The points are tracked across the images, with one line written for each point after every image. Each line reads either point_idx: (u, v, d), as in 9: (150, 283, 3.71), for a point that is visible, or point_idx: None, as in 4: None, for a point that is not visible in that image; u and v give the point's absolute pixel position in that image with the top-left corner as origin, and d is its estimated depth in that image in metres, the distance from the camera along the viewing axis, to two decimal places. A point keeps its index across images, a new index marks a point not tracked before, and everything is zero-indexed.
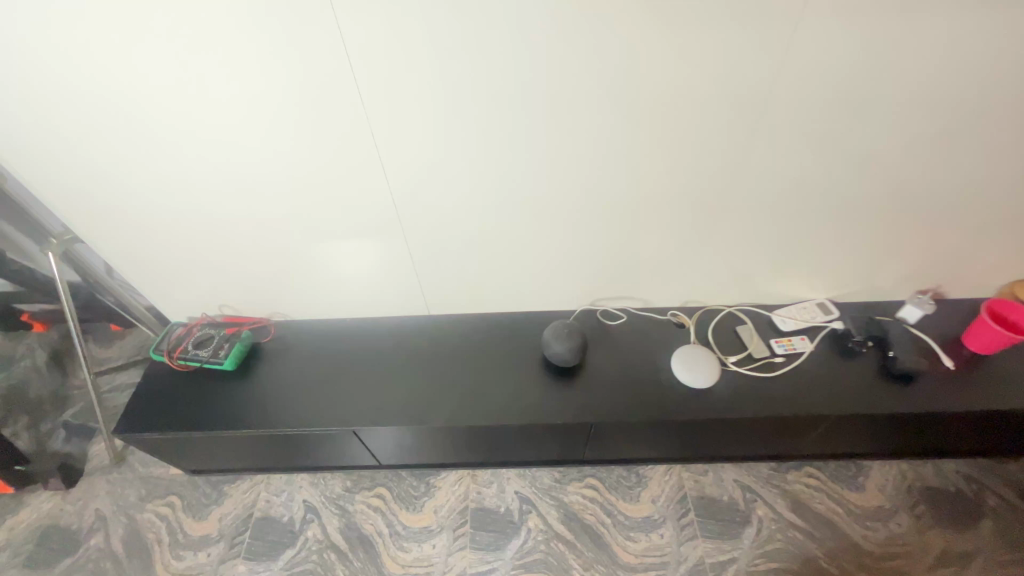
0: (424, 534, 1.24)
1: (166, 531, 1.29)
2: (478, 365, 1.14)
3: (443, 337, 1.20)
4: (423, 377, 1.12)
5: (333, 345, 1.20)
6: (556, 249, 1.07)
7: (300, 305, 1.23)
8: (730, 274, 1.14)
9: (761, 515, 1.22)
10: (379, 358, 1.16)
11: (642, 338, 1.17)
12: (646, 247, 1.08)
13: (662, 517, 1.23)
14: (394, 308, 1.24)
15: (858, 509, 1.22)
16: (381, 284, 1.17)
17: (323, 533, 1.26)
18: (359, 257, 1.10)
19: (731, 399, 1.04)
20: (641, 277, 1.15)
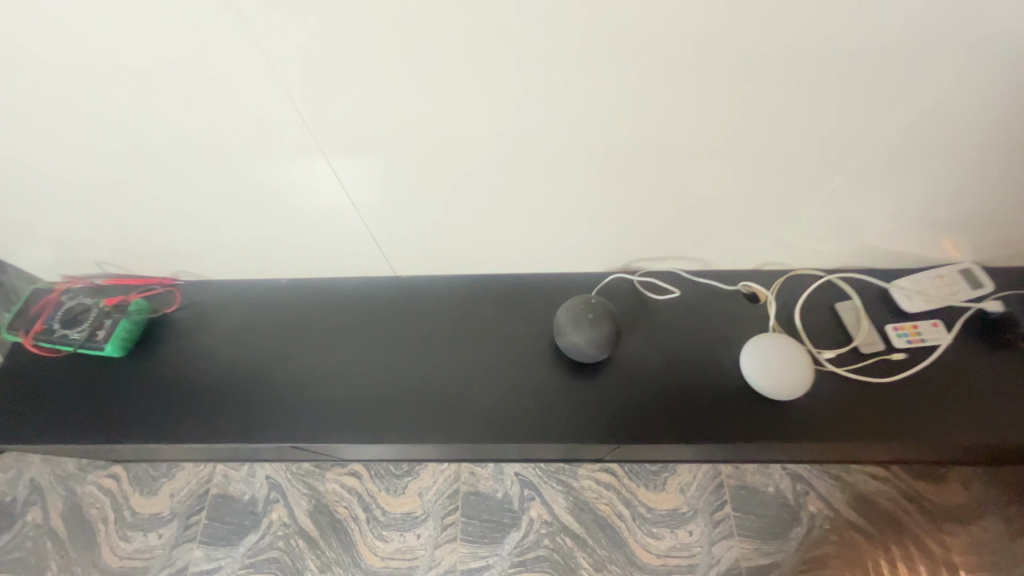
0: (407, 522, 1.05)
1: (111, 508, 1.11)
2: (477, 351, 0.89)
3: (434, 307, 0.94)
4: (403, 369, 0.88)
5: (294, 322, 0.96)
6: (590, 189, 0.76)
7: (251, 260, 0.95)
8: (831, 235, 0.83)
9: (813, 512, 1.00)
10: (360, 335, 0.92)
11: (698, 316, 0.90)
12: (724, 200, 0.77)
13: (692, 510, 1.02)
14: (352, 264, 0.95)
15: (936, 509, 1.00)
16: (341, 231, 0.86)
17: (290, 516, 1.07)
18: (307, 195, 0.78)
19: (815, 405, 0.80)
20: (705, 234, 0.84)
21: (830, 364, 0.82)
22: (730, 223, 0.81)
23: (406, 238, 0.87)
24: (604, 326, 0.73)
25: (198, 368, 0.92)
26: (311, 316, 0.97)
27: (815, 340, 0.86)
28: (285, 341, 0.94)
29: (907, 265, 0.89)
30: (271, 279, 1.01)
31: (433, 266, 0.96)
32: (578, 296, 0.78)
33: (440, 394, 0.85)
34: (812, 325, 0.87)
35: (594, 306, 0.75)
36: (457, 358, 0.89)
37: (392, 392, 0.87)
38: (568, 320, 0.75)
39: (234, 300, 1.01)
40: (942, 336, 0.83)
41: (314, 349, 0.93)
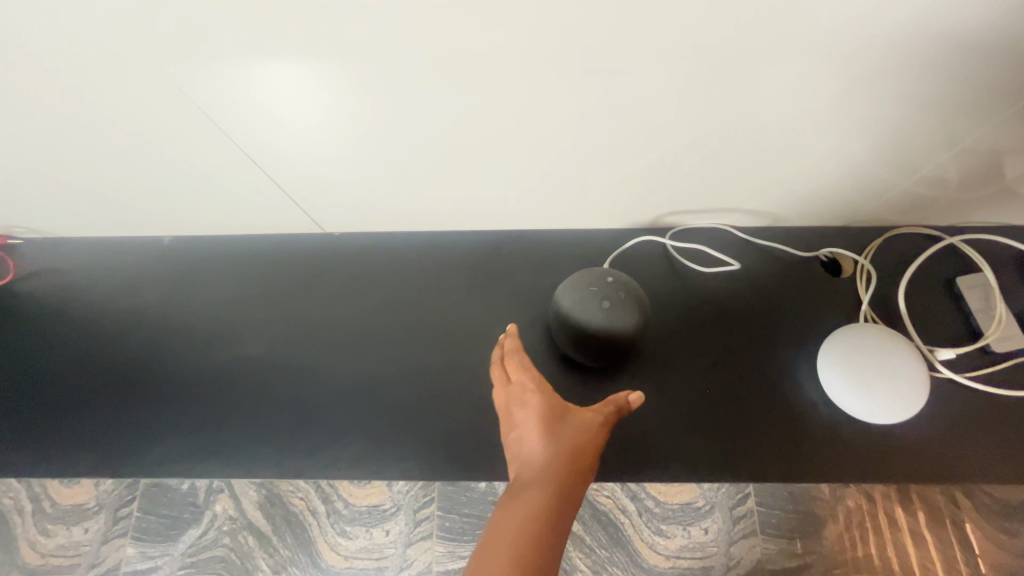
0: (374, 516, 0.89)
1: (26, 498, 0.94)
2: (442, 335, 0.63)
3: (389, 268, 0.67)
4: (335, 369, 0.62)
5: (187, 294, 0.68)
6: (610, 95, 0.46)
7: (123, 218, 0.66)
8: (971, 187, 0.55)
9: (851, 508, 0.85)
10: (283, 312, 0.65)
11: (754, 297, 0.62)
12: (827, 133, 0.49)
13: (709, 505, 0.86)
14: (258, 220, 0.66)
15: (995, 505, 0.85)
16: (230, 161, 0.55)
17: (237, 509, 0.91)
18: (170, 105, 0.48)
19: (921, 424, 0.55)
20: (781, 172, 0.54)
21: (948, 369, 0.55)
22: (826, 156, 0.52)
23: (340, 177, 0.58)
24: (625, 321, 0.51)
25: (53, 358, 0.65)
26: (205, 290, 0.67)
27: (933, 329, 0.59)
28: (166, 326, 0.65)
29: None
30: (144, 235, 0.70)
31: (379, 224, 0.67)
32: (586, 271, 0.53)
33: (386, 402, 0.60)
34: (922, 306, 0.59)
35: (609, 289, 0.51)
36: (413, 351, 0.62)
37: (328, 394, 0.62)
38: (570, 310, 0.52)
39: (96, 263, 0.69)
40: None
41: (205, 340, 0.64)
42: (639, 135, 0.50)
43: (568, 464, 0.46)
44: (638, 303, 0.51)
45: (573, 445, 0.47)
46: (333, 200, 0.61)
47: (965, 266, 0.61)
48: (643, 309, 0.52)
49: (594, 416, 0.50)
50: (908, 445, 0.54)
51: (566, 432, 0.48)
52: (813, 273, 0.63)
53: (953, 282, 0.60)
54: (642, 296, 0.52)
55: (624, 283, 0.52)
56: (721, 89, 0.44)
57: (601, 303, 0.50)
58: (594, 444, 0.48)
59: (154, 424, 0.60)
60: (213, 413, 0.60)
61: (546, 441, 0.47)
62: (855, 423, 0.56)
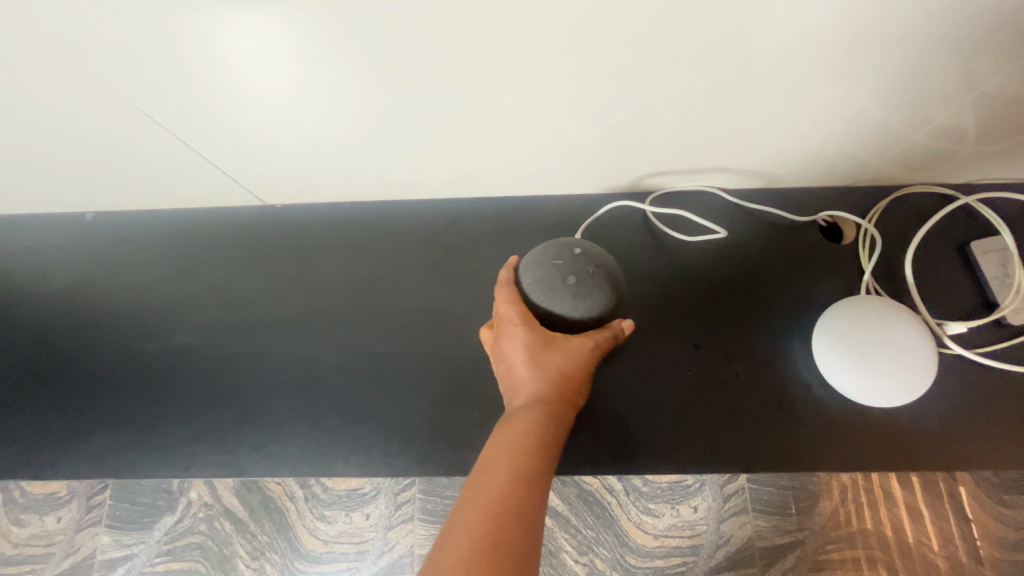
0: (353, 499, 0.86)
1: None
2: (405, 318, 0.58)
3: (348, 243, 0.62)
4: (288, 358, 0.57)
5: (130, 275, 0.62)
6: (579, 30, 0.38)
7: (53, 194, 0.60)
8: (987, 141, 0.49)
9: (845, 483, 0.83)
10: (235, 294, 0.60)
11: (742, 268, 0.57)
12: (824, 81, 0.42)
13: (699, 483, 0.84)
14: (195, 196, 0.61)
15: (996, 479, 0.82)
16: (153, 128, 0.49)
17: (212, 496, 0.88)
18: (73, 58, 0.41)
19: (920, 406, 0.51)
20: (780, 123, 0.47)
21: (953, 343, 0.51)
22: (833, 104, 0.45)
23: (287, 138, 0.51)
24: (596, 299, 0.45)
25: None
26: (146, 271, 0.62)
27: (939, 299, 0.53)
28: (108, 310, 0.61)
29: None
30: (66, 210, 0.64)
31: (328, 196, 0.61)
32: (549, 244, 0.48)
33: (346, 392, 0.56)
34: (928, 275, 0.54)
35: (576, 263, 0.46)
36: (374, 336, 0.58)
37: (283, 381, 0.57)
38: (530, 291, 0.46)
39: (32, 244, 0.64)
40: None
41: (149, 327, 0.60)
42: (619, 81, 0.43)
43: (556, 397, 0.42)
44: (609, 278, 0.46)
45: (565, 374, 0.43)
46: (273, 166, 0.55)
47: (978, 229, 0.55)
48: (616, 286, 0.47)
49: (589, 340, 0.44)
50: (908, 430, 0.50)
51: (561, 356, 0.43)
52: (810, 241, 0.58)
53: (969, 246, 0.54)
54: (615, 272, 0.48)
55: (594, 256, 0.47)
56: (711, 23, 0.37)
57: (565, 279, 0.45)
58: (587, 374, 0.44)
59: (103, 416, 0.57)
60: (162, 405, 0.56)
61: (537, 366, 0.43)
62: (852, 407, 0.51)
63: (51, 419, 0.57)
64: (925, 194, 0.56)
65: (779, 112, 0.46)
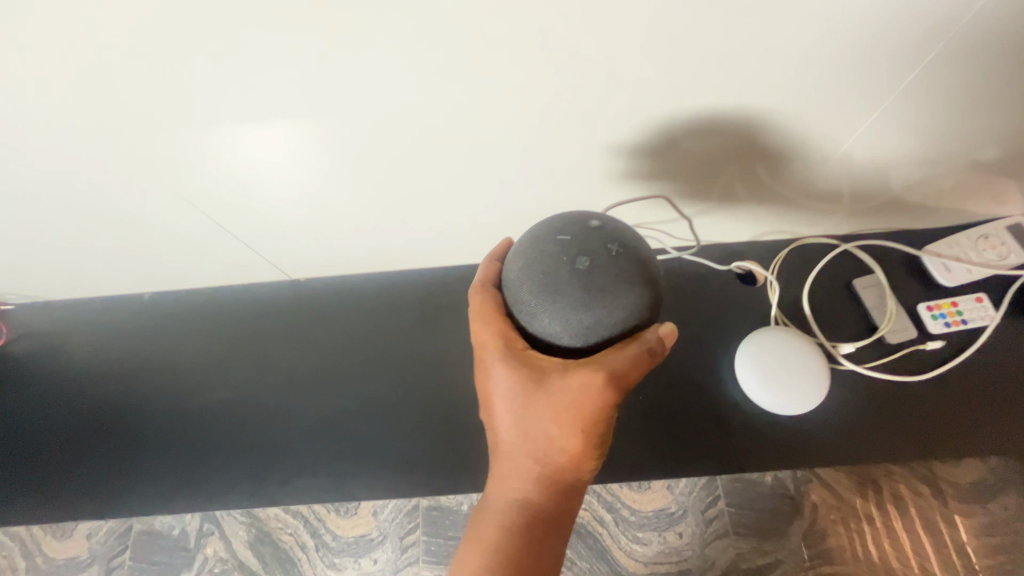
0: (362, 546, 0.92)
1: (21, 555, 0.96)
2: (401, 368, 0.68)
3: (353, 307, 0.73)
4: (300, 408, 0.67)
5: (163, 346, 0.72)
6: (521, 144, 0.52)
7: (105, 279, 0.72)
8: (847, 204, 0.62)
9: (816, 502, 0.89)
10: (256, 355, 0.71)
11: (678, 308, 0.68)
12: (706, 173, 0.57)
13: (682, 510, 0.90)
14: (228, 275, 0.73)
15: (949, 489, 0.88)
16: (197, 225, 0.62)
17: (227, 550, 0.94)
18: (145, 182, 0.54)
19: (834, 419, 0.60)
20: (683, 198, 0.61)
21: (847, 361, 0.61)
22: (719, 185, 0.59)
23: (307, 208, 0.60)
24: (614, 283, 0.41)
25: (35, 419, 0.69)
26: (181, 338, 0.73)
27: (832, 327, 0.64)
28: (151, 375, 0.71)
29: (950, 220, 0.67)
30: (126, 291, 0.75)
31: (337, 268, 0.73)
32: (560, 219, 0.44)
33: (349, 434, 0.65)
34: (824, 307, 0.66)
35: (588, 242, 0.42)
36: (375, 385, 0.67)
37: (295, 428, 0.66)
38: (536, 277, 0.42)
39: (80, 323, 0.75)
40: (992, 314, 0.62)
41: (183, 387, 0.69)
42: (557, 173, 0.56)
43: (564, 448, 0.46)
44: (629, 253, 0.42)
45: (555, 426, 0.45)
46: (291, 245, 0.67)
47: (863, 268, 0.67)
48: (638, 262, 0.42)
49: (595, 373, 0.41)
50: (823, 439, 0.59)
51: (557, 408, 0.44)
52: (733, 284, 0.69)
53: (851, 282, 0.66)
54: (636, 246, 0.43)
55: (613, 232, 0.43)
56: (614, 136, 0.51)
57: (576, 261, 0.41)
58: (595, 413, 0.44)
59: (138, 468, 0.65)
60: (191, 456, 0.65)
61: (534, 420, 0.45)
62: (776, 422, 0.60)
63: (92, 472, 0.65)
64: (818, 241, 0.69)
65: (681, 191, 0.60)
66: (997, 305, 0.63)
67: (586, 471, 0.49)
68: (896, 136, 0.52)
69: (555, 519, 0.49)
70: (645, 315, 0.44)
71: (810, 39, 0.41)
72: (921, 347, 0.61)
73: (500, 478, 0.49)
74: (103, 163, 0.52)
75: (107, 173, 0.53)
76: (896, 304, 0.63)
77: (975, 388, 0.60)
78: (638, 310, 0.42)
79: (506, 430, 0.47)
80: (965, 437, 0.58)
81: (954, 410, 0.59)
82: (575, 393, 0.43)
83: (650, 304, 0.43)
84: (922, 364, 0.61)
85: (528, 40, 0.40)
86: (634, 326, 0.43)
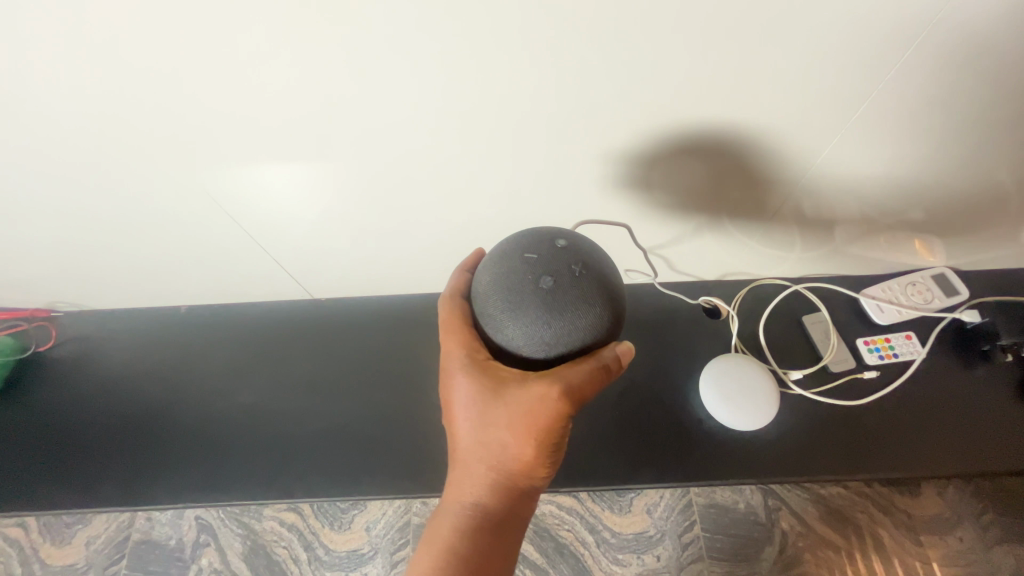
0: (353, 560, 0.95)
1: (18, 560, 0.98)
2: (405, 381, 0.76)
3: (364, 324, 0.81)
4: (315, 412, 0.74)
5: (192, 351, 0.80)
6: (518, 191, 0.64)
7: (153, 288, 0.82)
8: (788, 248, 0.75)
9: (785, 529, 0.93)
10: (274, 361, 0.78)
11: (652, 335, 0.78)
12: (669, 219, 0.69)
13: (660, 533, 0.95)
14: (262, 289, 0.85)
15: (910, 521, 0.92)
16: (243, 245, 0.73)
17: (222, 562, 0.96)
18: (207, 209, 0.66)
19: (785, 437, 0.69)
20: (652, 237, 0.73)
21: (796, 387, 0.71)
22: (680, 228, 0.71)
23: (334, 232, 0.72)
24: (573, 302, 0.46)
25: (73, 414, 0.75)
26: (210, 344, 0.81)
27: (784, 355, 0.74)
28: (183, 377, 0.78)
29: (883, 269, 0.79)
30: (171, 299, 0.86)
31: (353, 289, 0.86)
32: (529, 236, 0.49)
33: (356, 437, 0.71)
34: (778, 338, 0.75)
35: (553, 262, 0.46)
36: (384, 395, 0.75)
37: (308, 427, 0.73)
38: (504, 289, 0.47)
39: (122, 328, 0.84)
40: (920, 350, 0.72)
41: (210, 388, 0.76)
42: (547, 213, 0.68)
43: (518, 455, 0.50)
44: (590, 275, 0.47)
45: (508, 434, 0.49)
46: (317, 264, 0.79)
47: (811, 305, 0.77)
48: (599, 284, 0.47)
49: (550, 385, 0.47)
50: (776, 453, 0.67)
51: (512, 414, 0.49)
52: (700, 316, 0.79)
53: (801, 319, 0.76)
54: (598, 268, 0.48)
55: (576, 253, 0.48)
56: (594, 187, 0.63)
57: (541, 280, 0.46)
58: (546, 423, 0.49)
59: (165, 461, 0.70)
60: (209, 451, 0.71)
61: (490, 425, 0.50)
62: (735, 438, 0.69)
63: (119, 462, 0.71)
64: (773, 283, 0.80)
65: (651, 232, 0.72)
66: (923, 342, 0.74)
67: (538, 480, 0.53)
68: (826, 197, 0.64)
69: (503, 531, 0.52)
70: (603, 332, 0.49)
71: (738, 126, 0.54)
72: (857, 376, 0.71)
73: (457, 482, 0.53)
74: (176, 195, 0.63)
75: (178, 202, 0.64)
76: (837, 339, 0.73)
77: (900, 417, 0.68)
78: (595, 327, 0.47)
79: (464, 438, 0.52)
80: (895, 455, 0.66)
81: (886, 434, 0.68)
82: (529, 400, 0.47)
83: (607, 321, 0.48)
84: (859, 389, 0.71)
85: (525, 118, 0.53)
86: (592, 341, 0.48)
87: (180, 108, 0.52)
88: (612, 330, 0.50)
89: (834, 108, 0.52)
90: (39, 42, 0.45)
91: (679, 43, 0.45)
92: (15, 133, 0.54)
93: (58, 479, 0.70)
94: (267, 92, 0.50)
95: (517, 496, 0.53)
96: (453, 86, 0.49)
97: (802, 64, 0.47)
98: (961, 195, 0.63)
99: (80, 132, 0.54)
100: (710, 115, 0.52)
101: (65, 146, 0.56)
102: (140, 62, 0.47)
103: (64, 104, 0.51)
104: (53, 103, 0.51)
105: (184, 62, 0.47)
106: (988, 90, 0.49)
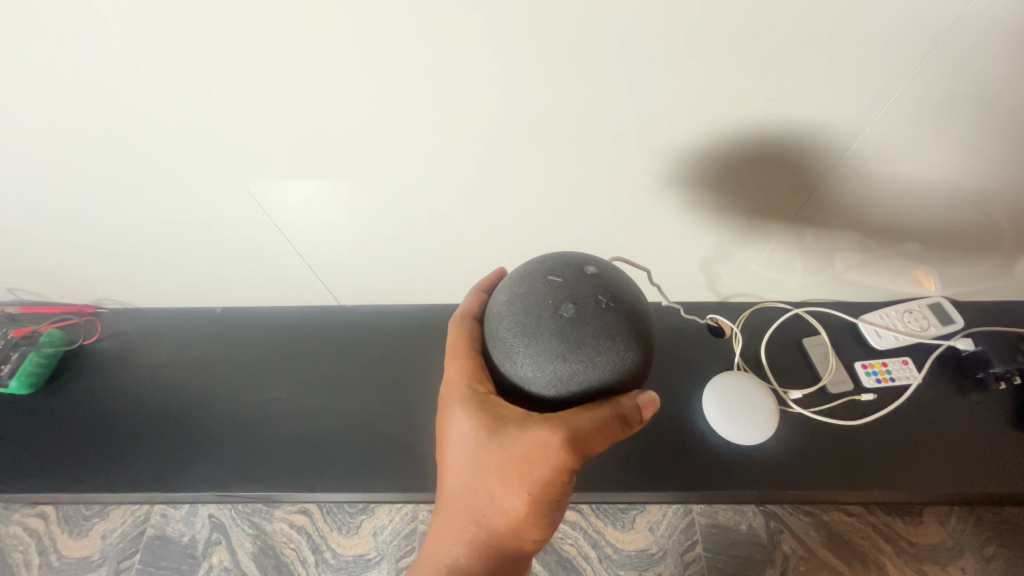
0: (359, 566, 0.95)
1: (36, 551, 1.00)
2: None
3: (394, 330, 0.92)
4: (342, 412, 0.82)
5: (242, 349, 0.92)
6: (541, 211, 0.71)
7: (204, 289, 0.92)
8: (790, 273, 0.80)
9: (786, 553, 0.91)
10: (312, 362, 0.89)
11: (660, 351, 0.83)
12: (677, 242, 0.76)
13: (663, 551, 0.92)
14: (295, 292, 0.93)
15: (912, 550, 0.90)
16: (291, 254, 0.81)
17: (233, 560, 0.96)
18: (260, 221, 0.73)
19: (783, 451, 0.72)
20: (663, 258, 0.80)
21: (795, 405, 0.75)
22: (689, 251, 0.78)
23: (373, 245, 0.79)
24: (593, 335, 0.45)
25: (138, 404, 0.86)
26: (260, 346, 0.92)
27: (785, 375, 0.79)
28: (233, 375, 0.89)
29: (881, 296, 0.84)
30: (225, 303, 0.97)
31: (380, 296, 0.94)
32: (560, 262, 0.50)
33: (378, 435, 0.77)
34: (779, 359, 0.80)
35: (578, 291, 0.46)
36: (408, 400, 0.83)
37: (337, 424, 0.81)
38: (524, 313, 0.47)
39: (180, 329, 0.96)
40: (915, 374, 0.76)
41: (259, 385, 0.87)
42: (568, 229, 0.74)
43: (511, 503, 0.51)
44: (614, 309, 0.46)
45: (502, 481, 0.51)
46: (346, 265, 0.84)
47: (811, 330, 0.82)
48: (621, 320, 0.46)
49: (551, 435, 0.46)
50: (774, 465, 0.71)
51: (508, 462, 0.49)
52: (705, 336, 0.85)
53: (803, 343, 0.81)
54: (623, 305, 0.47)
55: (602, 284, 0.47)
56: (608, 209, 0.70)
57: (563, 307, 0.45)
58: (541, 475, 0.49)
59: (218, 447, 0.81)
60: (256, 439, 0.81)
61: (486, 469, 0.51)
62: (736, 449, 0.73)
63: (174, 449, 0.81)
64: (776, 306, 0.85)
65: (660, 252, 0.79)
66: (920, 367, 0.78)
67: (530, 531, 0.53)
68: (826, 225, 0.69)
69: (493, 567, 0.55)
70: (617, 373, 0.47)
71: (736, 163, 0.60)
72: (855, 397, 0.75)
73: (450, 522, 0.55)
74: (237, 207, 0.70)
75: (236, 212, 0.71)
76: (837, 362, 0.78)
77: (889, 441, 0.72)
78: (612, 367, 0.46)
79: (459, 479, 0.54)
80: (884, 476, 0.70)
81: (878, 452, 0.71)
82: (529, 448, 0.48)
83: (625, 362, 0.47)
84: (857, 411, 0.75)
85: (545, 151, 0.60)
86: (605, 380, 0.47)
87: (245, 124, 0.58)
88: (628, 374, 0.48)
89: (818, 149, 0.58)
90: (141, 78, 0.52)
91: (681, 90, 0.52)
92: (104, 155, 0.62)
93: (125, 459, 0.81)
94: (324, 116, 0.56)
95: (509, 541, 0.54)
96: (487, 115, 0.55)
97: (781, 117, 0.54)
98: (954, 229, 0.67)
99: (165, 158, 0.62)
100: (711, 152, 0.59)
101: (147, 166, 0.63)
102: (223, 100, 0.55)
103: (139, 115, 0.57)
104: (145, 133, 0.59)
105: (258, 89, 0.53)
106: (962, 137, 0.55)
